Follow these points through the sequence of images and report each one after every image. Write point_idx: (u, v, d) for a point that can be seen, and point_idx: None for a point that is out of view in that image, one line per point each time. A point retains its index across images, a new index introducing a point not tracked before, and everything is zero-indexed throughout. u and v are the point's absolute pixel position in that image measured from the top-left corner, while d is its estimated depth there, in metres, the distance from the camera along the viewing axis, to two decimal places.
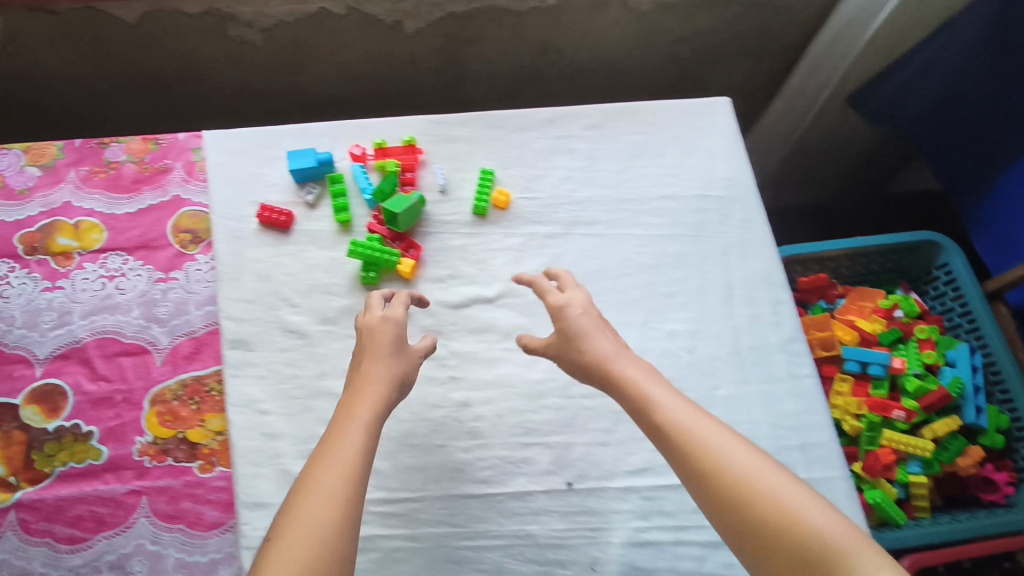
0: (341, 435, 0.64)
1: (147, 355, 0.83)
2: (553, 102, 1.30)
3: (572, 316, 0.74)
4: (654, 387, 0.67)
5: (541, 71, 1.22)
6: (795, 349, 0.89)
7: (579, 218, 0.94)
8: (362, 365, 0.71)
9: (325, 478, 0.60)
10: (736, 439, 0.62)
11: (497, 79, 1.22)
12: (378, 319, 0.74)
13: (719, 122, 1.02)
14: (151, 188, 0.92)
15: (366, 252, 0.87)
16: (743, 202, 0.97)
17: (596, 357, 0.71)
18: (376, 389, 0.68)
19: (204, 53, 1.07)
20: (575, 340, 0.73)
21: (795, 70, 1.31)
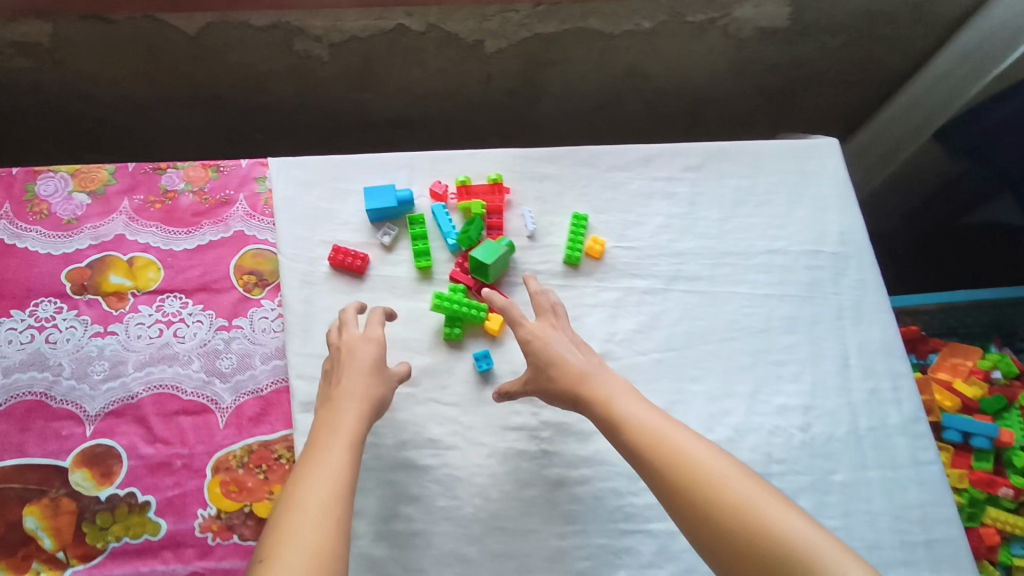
0: (316, 449, 0.61)
1: (209, 414, 0.75)
2: (629, 127, 1.20)
3: (542, 338, 0.72)
4: (626, 403, 0.65)
5: (621, 95, 1.12)
6: (916, 431, 0.81)
7: (680, 272, 0.86)
8: (331, 386, 0.68)
9: (304, 494, 0.57)
10: (707, 449, 0.61)
11: (573, 103, 1.12)
12: (354, 338, 0.71)
13: (829, 167, 0.93)
14: (211, 222, 0.83)
15: (451, 307, 0.78)
16: (855, 261, 0.89)
17: (563, 379, 0.69)
18: (348, 403, 0.66)
19: (265, 66, 0.98)
20: (545, 365, 0.70)
21: (888, 103, 1.21)
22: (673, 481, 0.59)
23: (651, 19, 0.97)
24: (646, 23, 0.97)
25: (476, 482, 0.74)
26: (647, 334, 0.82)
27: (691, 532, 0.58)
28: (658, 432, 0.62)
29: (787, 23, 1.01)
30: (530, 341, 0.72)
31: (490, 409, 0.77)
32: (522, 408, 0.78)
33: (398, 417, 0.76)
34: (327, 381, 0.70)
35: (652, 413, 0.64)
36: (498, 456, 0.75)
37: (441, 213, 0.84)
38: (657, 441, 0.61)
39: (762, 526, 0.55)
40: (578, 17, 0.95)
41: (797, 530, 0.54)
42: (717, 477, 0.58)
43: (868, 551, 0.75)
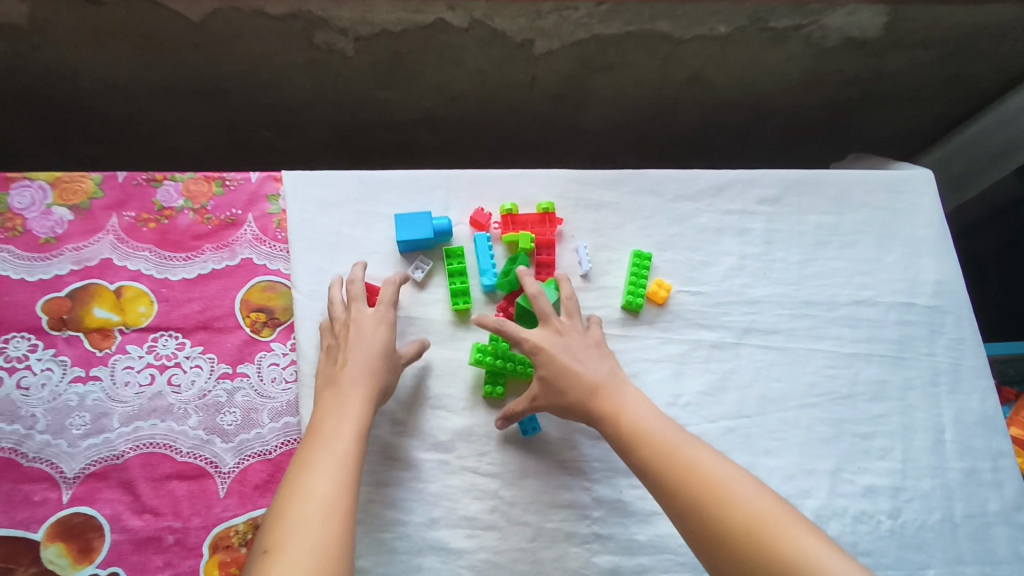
0: (318, 433, 0.56)
1: (207, 480, 0.63)
2: (681, 141, 1.08)
3: (546, 349, 0.63)
4: (642, 418, 0.58)
5: (678, 106, 0.99)
6: (1019, 520, 0.71)
7: (753, 324, 0.75)
8: (335, 366, 0.62)
9: (306, 481, 0.52)
10: (727, 466, 0.54)
11: (623, 112, 0.99)
12: (363, 316, 0.64)
13: (923, 205, 0.82)
14: (215, 247, 0.71)
15: (494, 362, 0.68)
16: (951, 316, 0.78)
17: (573, 394, 0.61)
18: (355, 386, 0.60)
19: (280, 59, 0.85)
20: (554, 378, 0.62)
21: (971, 123, 1.05)
22: (687, 499, 0.52)
23: (728, 24, 0.84)
24: (722, 27, 0.85)
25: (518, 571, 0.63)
26: (715, 397, 0.71)
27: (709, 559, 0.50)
28: (669, 442, 0.56)
29: (880, 33, 0.89)
30: (536, 353, 0.63)
31: (535, 482, 0.67)
32: (572, 483, 0.67)
33: (430, 488, 0.66)
34: (330, 359, 0.63)
35: (664, 426, 0.58)
36: (543, 538, 0.65)
37: (484, 246, 0.73)
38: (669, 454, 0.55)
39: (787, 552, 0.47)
40: (646, 17, 0.82)
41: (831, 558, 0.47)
42: (735, 492, 0.51)
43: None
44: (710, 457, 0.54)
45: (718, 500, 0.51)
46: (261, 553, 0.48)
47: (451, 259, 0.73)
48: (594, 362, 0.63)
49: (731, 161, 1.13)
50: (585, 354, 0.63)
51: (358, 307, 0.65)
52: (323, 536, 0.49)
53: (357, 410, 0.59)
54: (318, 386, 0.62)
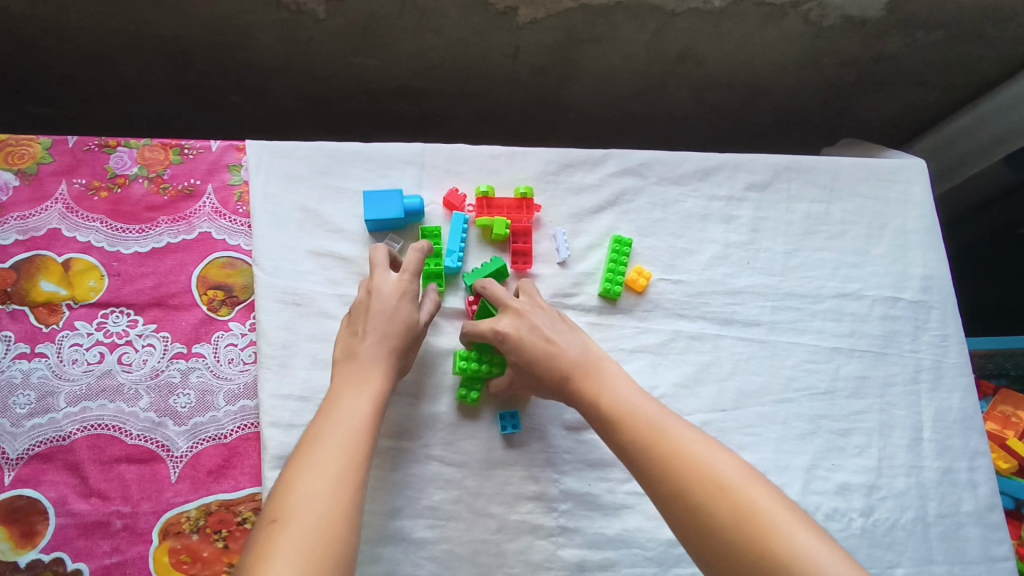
0: (334, 405, 0.54)
1: (158, 464, 0.61)
2: (670, 120, 1.03)
3: (512, 334, 0.60)
4: (623, 397, 0.56)
5: (668, 83, 0.95)
6: (991, 521, 0.69)
7: (734, 314, 0.73)
8: (355, 338, 0.60)
9: (320, 451, 0.50)
10: (707, 445, 0.51)
11: (609, 87, 0.95)
12: (386, 286, 0.62)
13: (915, 195, 0.79)
14: (170, 219, 0.68)
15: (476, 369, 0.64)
16: (937, 312, 0.76)
17: (546, 377, 0.59)
18: (376, 362, 0.58)
19: (248, 19, 0.80)
20: (527, 361, 0.60)
21: (967, 109, 1.02)
22: (670, 482, 0.50)
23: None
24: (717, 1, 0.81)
25: (479, 563, 0.62)
26: (691, 390, 0.69)
27: (692, 542, 0.48)
28: (654, 423, 0.53)
29: (881, 12, 0.85)
30: (503, 338, 0.61)
31: (502, 472, 0.64)
32: (540, 474, 0.65)
33: (392, 477, 0.63)
34: (349, 329, 0.61)
35: (646, 405, 0.55)
36: (507, 531, 0.63)
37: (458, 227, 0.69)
38: (655, 441, 0.52)
39: (775, 543, 0.44)
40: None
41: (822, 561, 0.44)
42: (719, 473, 0.49)
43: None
44: (691, 437, 0.52)
45: (700, 479, 0.49)
46: (271, 522, 0.46)
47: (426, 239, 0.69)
48: (565, 339, 0.61)
49: (717, 143, 1.10)
50: (554, 333, 0.61)
51: (381, 278, 0.63)
52: (334, 511, 0.47)
53: (376, 384, 0.57)
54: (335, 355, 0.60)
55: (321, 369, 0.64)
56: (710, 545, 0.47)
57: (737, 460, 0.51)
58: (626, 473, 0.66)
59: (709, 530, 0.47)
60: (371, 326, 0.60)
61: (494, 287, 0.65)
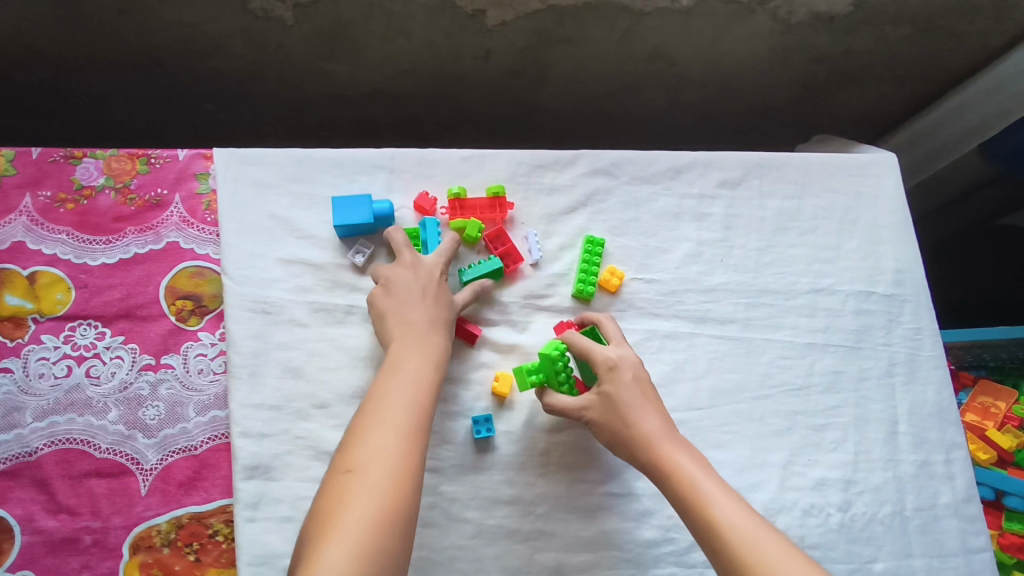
0: (398, 365, 0.57)
1: (128, 478, 0.60)
2: (644, 120, 1.04)
3: (622, 372, 0.61)
4: (707, 483, 0.55)
5: (640, 83, 0.95)
6: (968, 513, 0.69)
7: (709, 312, 0.73)
8: (401, 309, 0.61)
9: (390, 412, 0.53)
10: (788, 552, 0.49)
11: (583, 88, 0.95)
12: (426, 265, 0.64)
13: (886, 189, 0.80)
14: (138, 230, 0.67)
15: (552, 367, 0.63)
16: (910, 305, 0.76)
17: (637, 426, 0.59)
18: (429, 330, 0.60)
19: (215, 27, 0.79)
20: (623, 407, 0.60)
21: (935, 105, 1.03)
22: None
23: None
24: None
25: (456, 569, 0.61)
26: (666, 390, 0.69)
27: None
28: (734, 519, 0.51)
29: (849, 8, 0.86)
30: (613, 367, 0.62)
31: (478, 477, 0.64)
32: (516, 478, 0.64)
33: None
34: (392, 301, 0.62)
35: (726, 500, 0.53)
36: (484, 536, 0.62)
37: (432, 231, 0.69)
38: (722, 512, 0.52)
39: None
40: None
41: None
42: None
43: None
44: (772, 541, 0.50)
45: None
46: (344, 472, 0.49)
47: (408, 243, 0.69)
48: (658, 404, 0.61)
49: (693, 141, 1.10)
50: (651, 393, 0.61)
51: (413, 253, 0.65)
52: (401, 467, 0.49)
53: (434, 351, 0.59)
54: (382, 327, 0.61)
55: (293, 378, 0.64)
56: None
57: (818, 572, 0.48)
58: (602, 475, 0.65)
59: None
60: (412, 295, 0.62)
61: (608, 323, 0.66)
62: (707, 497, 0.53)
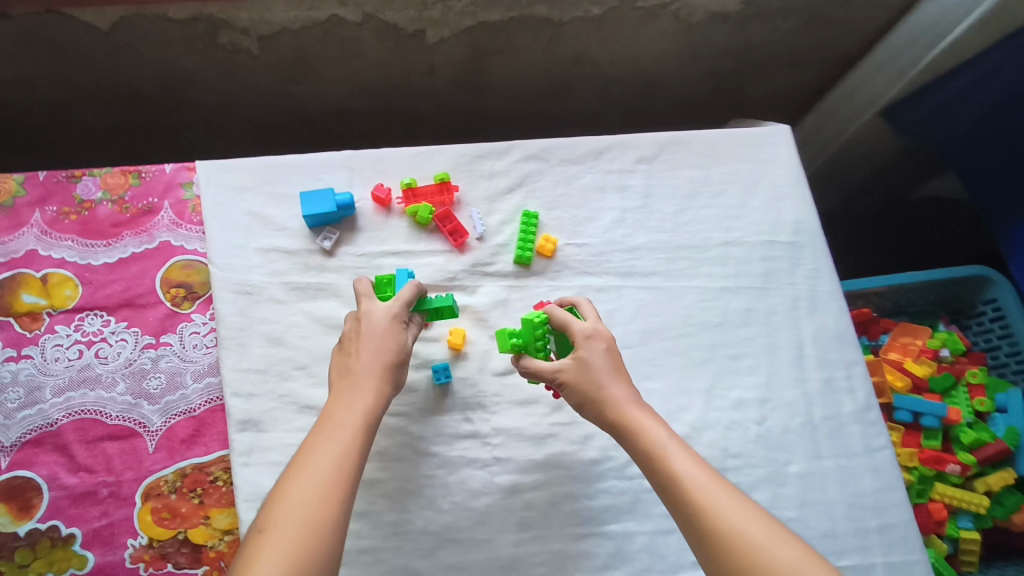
0: (330, 419, 0.60)
1: (136, 439, 0.70)
2: (580, 117, 1.17)
3: (597, 342, 0.66)
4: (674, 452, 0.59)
5: (570, 84, 1.09)
6: (870, 418, 0.80)
7: (634, 267, 0.84)
8: (351, 358, 0.65)
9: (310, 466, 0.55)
10: (741, 510, 0.54)
11: (521, 91, 1.08)
12: (376, 310, 0.68)
13: (783, 154, 0.92)
14: (134, 233, 0.78)
15: (529, 331, 0.70)
16: (809, 251, 0.87)
17: (608, 392, 0.64)
18: (370, 376, 0.63)
19: (191, 62, 0.91)
20: (596, 370, 0.65)
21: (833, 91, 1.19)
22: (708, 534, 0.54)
23: (601, 5, 0.94)
24: (596, 9, 0.94)
25: (425, 495, 0.71)
26: None
27: None
28: (694, 480, 0.57)
29: (740, 6, 0.99)
30: (588, 337, 0.66)
31: (440, 417, 0.74)
32: (473, 416, 0.74)
33: None
34: (344, 351, 0.66)
35: (684, 463, 0.58)
36: (448, 466, 0.72)
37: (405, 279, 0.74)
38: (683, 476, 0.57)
39: None
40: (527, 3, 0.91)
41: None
42: (750, 535, 0.52)
43: (822, 541, 0.73)
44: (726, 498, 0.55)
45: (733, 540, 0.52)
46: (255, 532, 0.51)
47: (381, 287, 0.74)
48: (624, 380, 0.65)
49: (627, 134, 1.23)
50: (618, 369, 0.66)
51: (370, 302, 0.68)
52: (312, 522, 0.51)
53: (369, 402, 0.62)
54: (331, 375, 0.65)
55: (275, 346, 0.74)
56: None
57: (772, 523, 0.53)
58: (549, 408, 0.76)
59: None
60: (365, 340, 0.65)
61: (584, 302, 0.72)
62: (662, 451, 0.59)
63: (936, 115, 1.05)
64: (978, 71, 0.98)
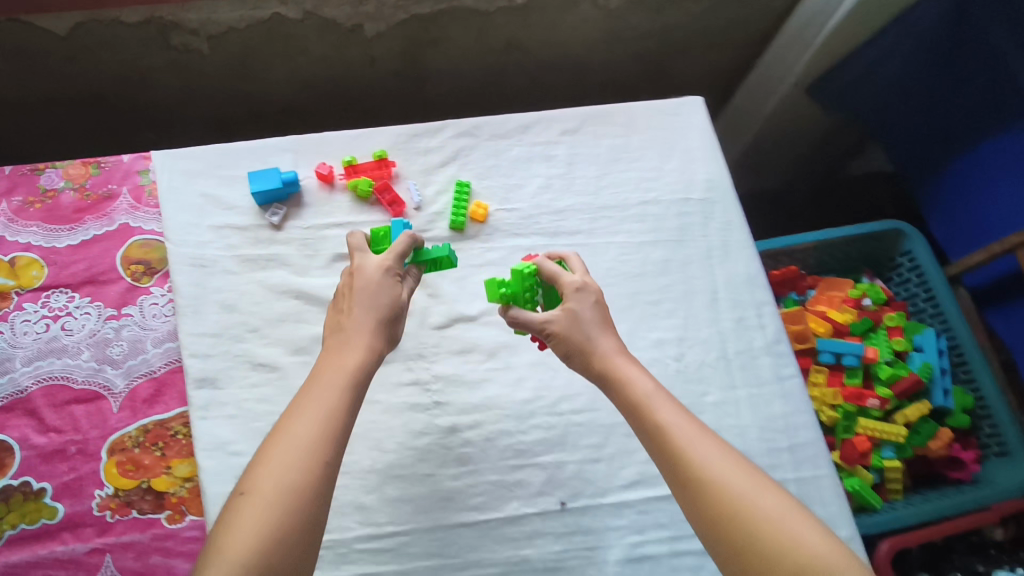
0: (317, 376, 0.61)
1: (101, 401, 0.76)
2: (518, 103, 1.26)
3: (586, 297, 0.69)
4: (661, 405, 0.63)
5: (505, 71, 1.17)
6: (779, 351, 0.87)
7: (560, 227, 0.92)
8: (342, 314, 0.66)
9: (296, 423, 0.57)
10: (727, 461, 0.58)
11: (459, 80, 1.16)
12: (367, 264, 0.68)
13: (695, 121, 1.01)
14: (95, 217, 0.84)
15: (518, 282, 0.72)
16: (721, 206, 0.96)
17: (597, 348, 0.67)
18: (360, 333, 0.63)
19: (145, 63, 0.99)
20: (583, 324, 0.68)
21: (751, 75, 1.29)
22: (694, 484, 0.57)
23: None
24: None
25: (370, 437, 0.77)
26: None
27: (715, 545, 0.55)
28: (681, 433, 0.60)
29: None
30: (578, 289, 0.70)
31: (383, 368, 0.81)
32: (414, 365, 0.81)
33: (293, 384, 0.78)
34: (336, 308, 0.67)
35: (671, 413, 0.62)
36: (391, 410, 0.79)
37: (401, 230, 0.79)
38: (670, 428, 0.61)
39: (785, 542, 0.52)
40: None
41: (804, 527, 0.53)
42: (732, 484, 0.56)
43: None
44: (712, 449, 0.59)
45: (718, 487, 0.56)
46: (239, 494, 0.53)
47: (378, 240, 0.78)
48: (610, 334, 0.68)
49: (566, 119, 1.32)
50: (604, 324, 0.69)
51: (361, 257, 0.69)
52: (300, 481, 0.53)
53: (356, 356, 0.62)
54: (325, 332, 0.66)
55: (228, 311, 0.81)
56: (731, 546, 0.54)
57: (755, 472, 0.58)
58: (483, 355, 0.83)
59: (726, 527, 0.55)
60: (359, 296, 0.66)
61: (574, 258, 0.76)
62: (650, 404, 0.63)
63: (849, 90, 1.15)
64: (882, 47, 1.06)
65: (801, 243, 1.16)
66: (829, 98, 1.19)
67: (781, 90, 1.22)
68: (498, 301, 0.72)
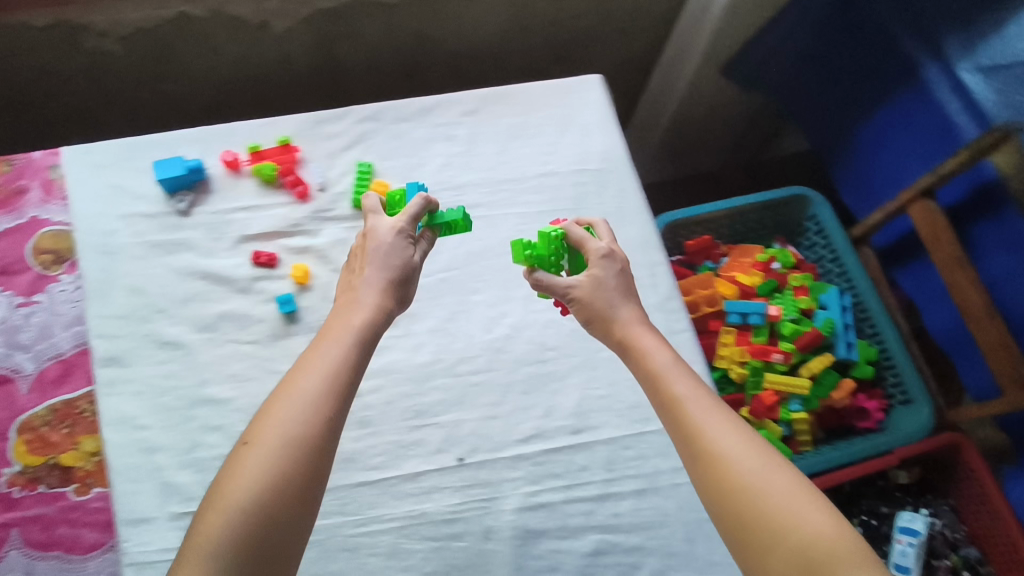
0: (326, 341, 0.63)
1: (10, 384, 0.79)
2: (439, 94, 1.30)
3: (610, 268, 0.72)
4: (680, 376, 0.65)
5: (420, 64, 1.22)
6: (671, 307, 0.91)
7: (461, 202, 0.96)
8: (353, 275, 0.70)
9: (300, 383, 0.59)
10: (740, 437, 0.60)
11: (376, 74, 1.21)
12: (380, 227, 0.72)
13: (591, 98, 1.05)
14: (5, 212, 0.87)
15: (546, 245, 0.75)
16: (616, 174, 1.00)
17: (619, 314, 0.70)
18: (369, 300, 0.66)
19: (63, 64, 1.06)
20: (598, 290, 0.71)
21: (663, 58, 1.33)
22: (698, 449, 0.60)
23: None
24: None
25: None
26: (429, 258, 0.92)
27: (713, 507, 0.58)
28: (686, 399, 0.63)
29: None
30: (603, 257, 0.73)
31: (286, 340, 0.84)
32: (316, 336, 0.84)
33: (199, 359, 0.82)
34: (349, 269, 0.72)
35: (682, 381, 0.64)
36: None
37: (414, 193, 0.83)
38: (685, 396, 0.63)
39: (771, 511, 0.55)
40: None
41: (805, 506, 0.55)
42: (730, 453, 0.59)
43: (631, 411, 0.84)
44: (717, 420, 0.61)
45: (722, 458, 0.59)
46: (243, 443, 0.57)
47: (394, 203, 0.83)
48: (629, 300, 0.71)
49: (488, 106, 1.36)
50: (623, 290, 0.72)
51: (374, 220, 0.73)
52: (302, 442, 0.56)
53: (362, 316, 0.65)
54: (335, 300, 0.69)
55: (136, 295, 0.84)
56: (723, 507, 0.57)
57: (763, 448, 0.59)
58: None
59: (722, 489, 0.57)
60: (373, 263, 0.69)
61: (599, 225, 0.79)
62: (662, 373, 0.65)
63: (754, 71, 1.18)
64: (785, 24, 1.08)
65: (710, 212, 1.22)
66: (734, 78, 1.23)
67: (683, 75, 1.28)
68: (523, 262, 0.75)
